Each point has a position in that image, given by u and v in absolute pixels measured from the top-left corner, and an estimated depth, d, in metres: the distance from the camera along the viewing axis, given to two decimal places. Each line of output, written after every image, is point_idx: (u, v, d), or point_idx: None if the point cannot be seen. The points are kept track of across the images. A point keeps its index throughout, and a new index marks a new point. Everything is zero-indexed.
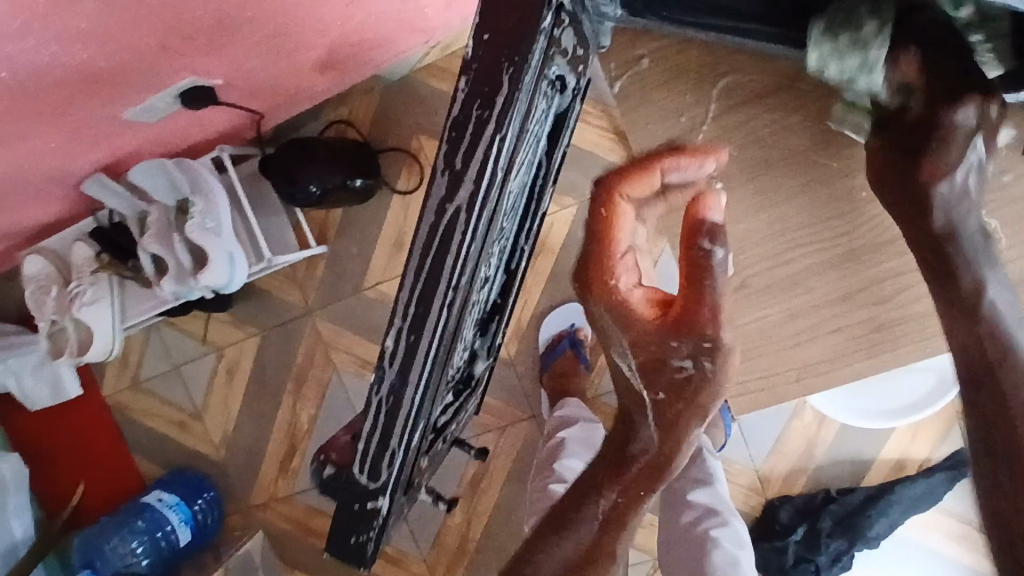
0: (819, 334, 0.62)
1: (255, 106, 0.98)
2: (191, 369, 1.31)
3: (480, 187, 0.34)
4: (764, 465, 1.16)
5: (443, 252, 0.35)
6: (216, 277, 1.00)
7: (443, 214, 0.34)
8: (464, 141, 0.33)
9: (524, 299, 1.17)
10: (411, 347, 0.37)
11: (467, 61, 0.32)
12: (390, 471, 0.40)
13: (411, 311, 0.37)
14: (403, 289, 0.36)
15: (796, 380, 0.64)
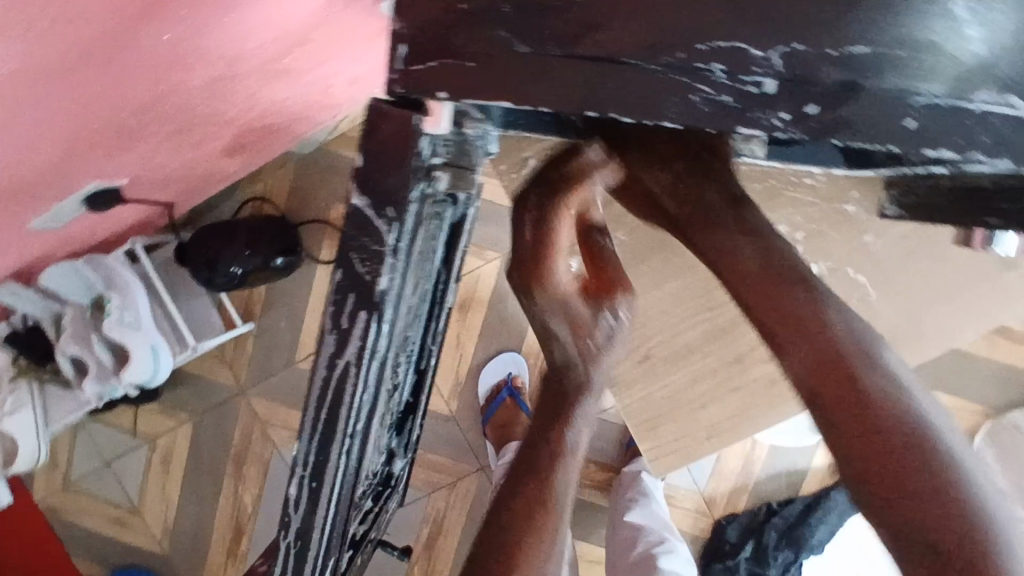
0: (718, 396, 0.66)
1: (165, 195, 0.97)
2: (124, 462, 1.25)
3: (369, 342, 0.28)
4: (708, 486, 1.21)
5: (342, 409, 0.29)
6: (138, 373, 0.98)
7: (334, 372, 0.29)
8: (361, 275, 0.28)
9: (460, 354, 1.19)
10: (315, 500, 0.30)
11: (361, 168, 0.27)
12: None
13: (309, 465, 0.29)
14: (305, 440, 0.29)
15: (705, 441, 0.67)
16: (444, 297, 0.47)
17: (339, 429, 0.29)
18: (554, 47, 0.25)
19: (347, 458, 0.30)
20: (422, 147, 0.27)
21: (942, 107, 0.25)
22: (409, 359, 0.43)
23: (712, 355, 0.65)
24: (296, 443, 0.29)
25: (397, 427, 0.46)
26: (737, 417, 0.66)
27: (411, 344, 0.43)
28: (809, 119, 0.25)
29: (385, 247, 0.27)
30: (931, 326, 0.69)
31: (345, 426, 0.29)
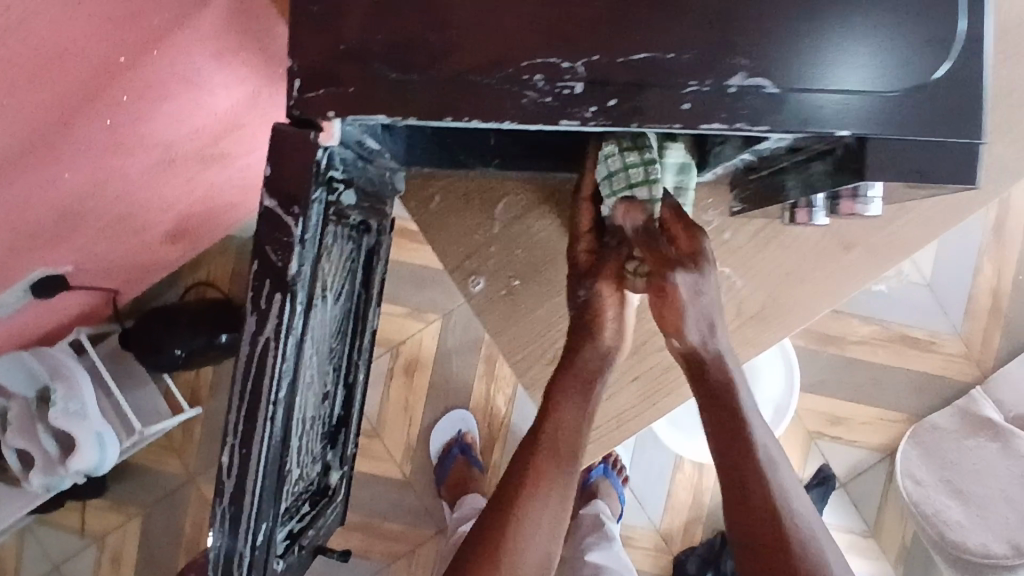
0: (621, 386, 0.69)
1: (109, 283, 1.00)
2: (70, 566, 1.21)
3: (284, 319, 0.34)
4: (663, 522, 1.23)
5: (265, 377, 0.34)
6: (86, 460, 0.98)
7: (256, 345, 0.34)
8: (275, 262, 0.34)
9: (409, 416, 1.22)
10: (246, 462, 0.35)
11: (268, 178, 0.34)
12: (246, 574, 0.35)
13: (240, 429, 0.35)
14: (235, 409, 0.34)
15: (615, 428, 0.70)
16: (367, 319, 0.53)
17: (263, 397, 0.34)
18: (413, 73, 0.33)
19: (272, 425, 0.35)
20: (319, 159, 0.34)
21: (709, 92, 0.33)
22: (337, 370, 0.49)
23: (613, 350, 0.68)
24: (228, 411, 0.34)
25: (329, 438, 0.50)
26: (639, 405, 0.69)
27: (338, 356, 0.49)
28: (609, 109, 0.33)
29: (293, 237, 0.34)
30: (799, 309, 0.66)
31: (267, 393, 0.34)
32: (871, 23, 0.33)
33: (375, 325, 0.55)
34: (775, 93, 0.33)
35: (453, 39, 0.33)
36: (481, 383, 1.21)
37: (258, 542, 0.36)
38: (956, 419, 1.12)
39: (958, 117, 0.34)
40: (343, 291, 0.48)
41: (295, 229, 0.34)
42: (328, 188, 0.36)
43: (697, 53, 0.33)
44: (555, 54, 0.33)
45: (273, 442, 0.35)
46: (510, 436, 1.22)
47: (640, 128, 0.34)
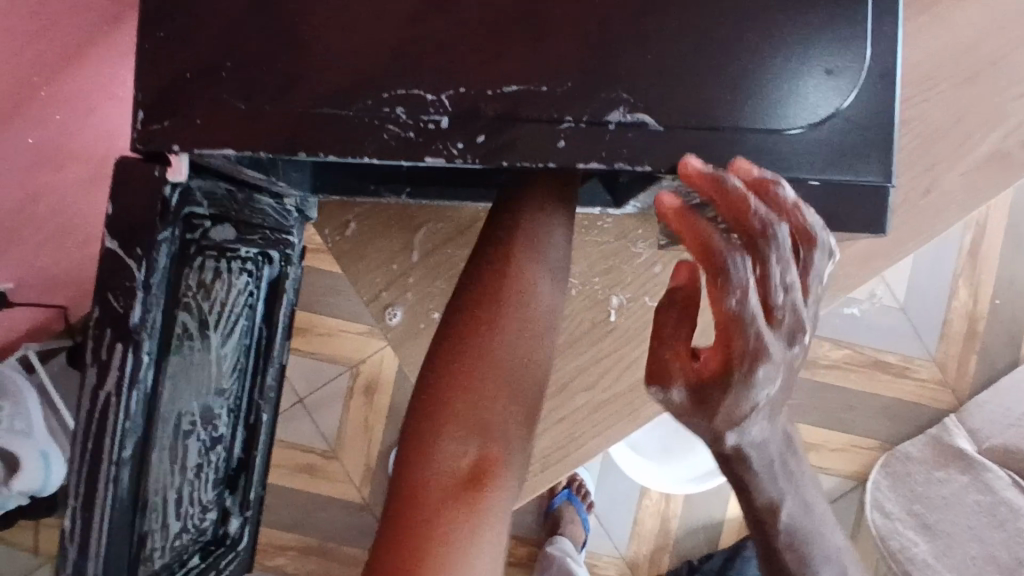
0: None
1: (54, 299, 0.98)
2: None
3: (129, 371, 0.31)
4: (630, 550, 1.19)
5: (106, 437, 0.31)
6: (30, 481, 0.97)
7: (97, 400, 0.31)
8: (116, 307, 0.31)
9: (370, 437, 1.18)
10: (87, 529, 0.32)
11: (109, 216, 0.31)
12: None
13: (81, 492, 0.32)
14: (75, 471, 0.32)
15: None
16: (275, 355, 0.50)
17: (105, 455, 0.32)
18: (265, 105, 0.31)
19: (116, 488, 0.32)
20: (165, 196, 0.31)
21: (587, 128, 0.31)
22: (234, 410, 0.46)
23: None
24: (67, 473, 0.32)
25: (224, 483, 0.47)
26: None
27: (235, 395, 0.46)
28: (478, 145, 0.30)
29: (135, 283, 0.31)
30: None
31: (109, 452, 0.32)
32: (809, 71, 0.31)
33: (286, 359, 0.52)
34: (658, 130, 0.31)
35: (311, 71, 0.30)
36: None
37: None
38: (927, 449, 1.09)
39: (858, 155, 0.32)
40: (237, 329, 0.45)
41: (138, 273, 0.31)
42: (186, 225, 0.34)
43: (574, 84, 0.30)
44: (420, 86, 0.30)
45: (119, 504, 0.32)
46: None
47: (513, 167, 0.31)
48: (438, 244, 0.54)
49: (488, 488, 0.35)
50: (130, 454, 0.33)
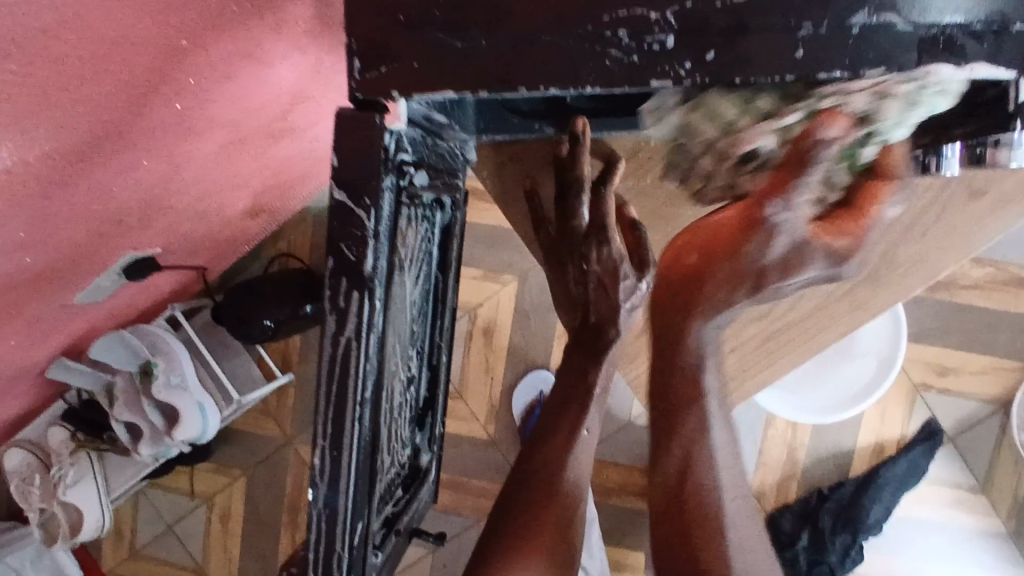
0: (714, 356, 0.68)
1: (196, 261, 1.05)
2: (185, 524, 1.33)
3: (365, 318, 0.33)
4: (756, 479, 1.18)
5: (350, 379, 0.33)
6: (190, 429, 1.04)
7: (337, 347, 0.33)
8: (351, 257, 0.32)
9: (491, 377, 1.22)
10: (338, 467, 0.34)
11: (336, 168, 0.32)
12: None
13: (329, 431, 0.34)
14: (322, 413, 0.34)
15: None
16: (446, 298, 0.51)
17: (348, 400, 0.33)
18: (481, 40, 0.31)
19: (359, 428, 0.34)
20: (385, 144, 0.32)
21: (825, 34, 0.29)
22: (421, 353, 0.48)
23: None
24: (316, 416, 0.33)
25: (416, 422, 0.49)
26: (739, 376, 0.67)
27: (421, 338, 0.48)
28: (707, 63, 0.30)
29: (366, 232, 0.32)
30: (912, 260, 0.63)
31: (353, 396, 0.33)
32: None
33: (453, 302, 0.53)
34: (904, 30, 0.29)
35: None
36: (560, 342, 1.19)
37: (353, 542, 0.36)
38: None
39: None
40: (422, 274, 0.46)
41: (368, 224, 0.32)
42: (399, 173, 0.34)
43: None
44: (644, 4, 0.29)
45: (364, 442, 0.34)
46: None
47: (745, 81, 0.30)
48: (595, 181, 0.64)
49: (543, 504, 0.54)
50: (369, 396, 0.34)
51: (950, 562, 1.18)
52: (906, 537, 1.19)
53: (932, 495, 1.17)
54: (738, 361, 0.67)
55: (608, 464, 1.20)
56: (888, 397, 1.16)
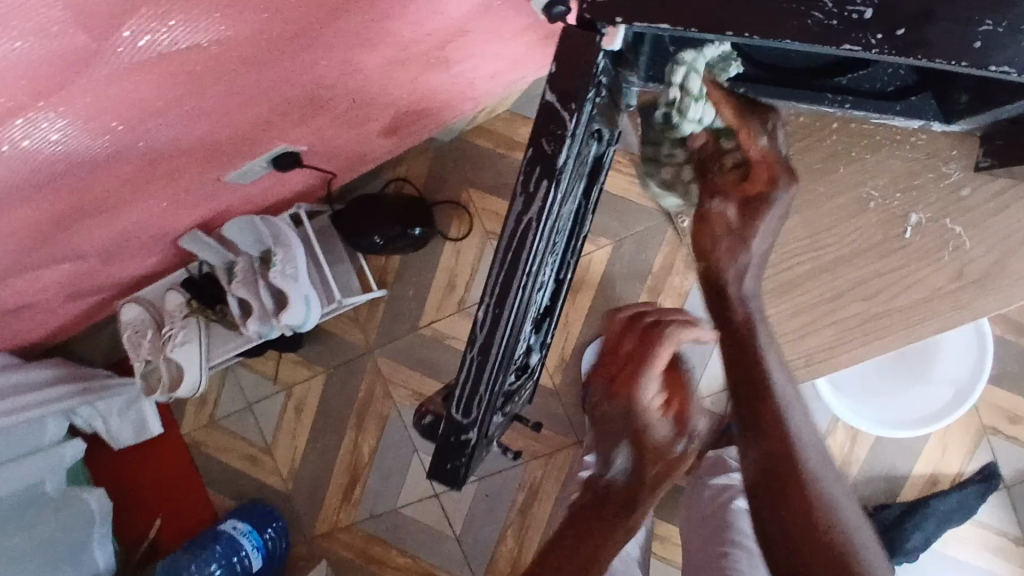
0: (816, 327, 0.69)
1: (329, 167, 1.14)
2: (262, 406, 1.46)
3: (545, 202, 0.40)
4: None
5: (523, 252, 0.40)
6: (295, 316, 1.14)
7: (519, 223, 0.40)
8: (548, 151, 0.39)
9: (567, 331, 1.28)
10: (495, 321, 0.42)
11: (552, 74, 0.38)
12: (482, 411, 0.44)
13: (495, 290, 0.41)
14: (494, 276, 0.41)
15: (796, 367, 0.71)
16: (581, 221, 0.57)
17: (517, 268, 0.41)
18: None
19: (521, 293, 0.41)
20: (596, 62, 0.38)
21: (1002, 32, 0.34)
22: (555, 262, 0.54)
23: (812, 291, 0.68)
24: (490, 277, 0.41)
25: (538, 321, 0.56)
26: (832, 349, 0.69)
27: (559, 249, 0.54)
28: (896, 38, 0.34)
29: (565, 131, 0.38)
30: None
31: (522, 266, 0.41)
32: None
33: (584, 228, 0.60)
34: None
35: None
36: None
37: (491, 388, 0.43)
38: None
39: None
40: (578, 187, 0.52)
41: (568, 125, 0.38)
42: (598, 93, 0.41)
43: None
44: None
45: (520, 306, 0.42)
46: None
47: (925, 61, 0.35)
48: None
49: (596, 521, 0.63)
50: (530, 270, 0.42)
51: None
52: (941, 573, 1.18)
53: (973, 535, 1.17)
54: (835, 335, 0.69)
55: None
56: (954, 432, 1.16)
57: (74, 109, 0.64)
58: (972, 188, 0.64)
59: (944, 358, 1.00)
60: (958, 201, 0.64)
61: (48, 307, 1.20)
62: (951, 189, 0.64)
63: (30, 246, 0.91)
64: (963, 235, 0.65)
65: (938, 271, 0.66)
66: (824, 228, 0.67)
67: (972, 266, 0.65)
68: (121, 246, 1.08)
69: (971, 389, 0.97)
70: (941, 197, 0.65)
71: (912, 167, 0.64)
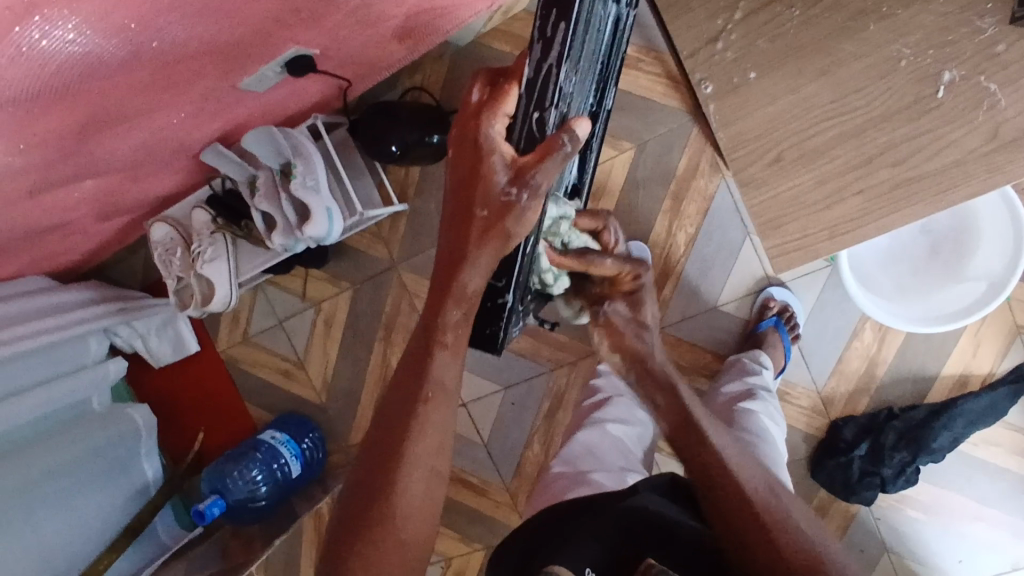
0: (839, 195, 0.84)
1: (344, 75, 1.13)
2: (293, 322, 1.50)
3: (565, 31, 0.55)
4: (827, 386, 1.21)
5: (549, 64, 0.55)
6: (318, 228, 1.15)
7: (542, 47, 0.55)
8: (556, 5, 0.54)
9: None
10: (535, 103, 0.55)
11: None
12: (527, 134, 0.56)
13: (528, 80, 0.56)
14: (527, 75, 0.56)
15: (826, 238, 0.87)
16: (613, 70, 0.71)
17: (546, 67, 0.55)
18: None
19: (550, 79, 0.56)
20: None
21: None
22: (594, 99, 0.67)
23: (838, 159, 0.82)
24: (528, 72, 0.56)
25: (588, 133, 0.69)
26: (857, 217, 0.84)
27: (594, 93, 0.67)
28: None
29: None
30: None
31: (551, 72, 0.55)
32: None
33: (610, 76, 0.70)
34: None
35: None
36: (664, 219, 1.22)
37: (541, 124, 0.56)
38: None
39: None
40: (605, 26, 0.62)
41: None
42: None
43: None
44: None
45: (552, 92, 0.56)
46: (684, 273, 1.23)
47: None
48: (760, 8, 0.80)
49: (427, 394, 0.64)
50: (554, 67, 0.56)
51: (1007, 511, 1.17)
52: (971, 473, 1.17)
53: (1002, 435, 1.16)
54: (860, 203, 0.83)
55: (683, 343, 1.25)
56: (986, 332, 1.14)
57: (87, 5, 0.63)
58: (1006, 44, 0.69)
59: (981, 253, 0.96)
60: (991, 56, 0.70)
61: (81, 227, 1.23)
62: (984, 43, 0.70)
63: (58, 157, 0.93)
64: (996, 92, 0.72)
65: (976, 125, 0.73)
66: (821, 108, 0.80)
67: (1004, 126, 0.72)
68: (144, 160, 1.09)
69: (1003, 281, 0.92)
70: (974, 51, 0.71)
71: (945, 23, 0.71)
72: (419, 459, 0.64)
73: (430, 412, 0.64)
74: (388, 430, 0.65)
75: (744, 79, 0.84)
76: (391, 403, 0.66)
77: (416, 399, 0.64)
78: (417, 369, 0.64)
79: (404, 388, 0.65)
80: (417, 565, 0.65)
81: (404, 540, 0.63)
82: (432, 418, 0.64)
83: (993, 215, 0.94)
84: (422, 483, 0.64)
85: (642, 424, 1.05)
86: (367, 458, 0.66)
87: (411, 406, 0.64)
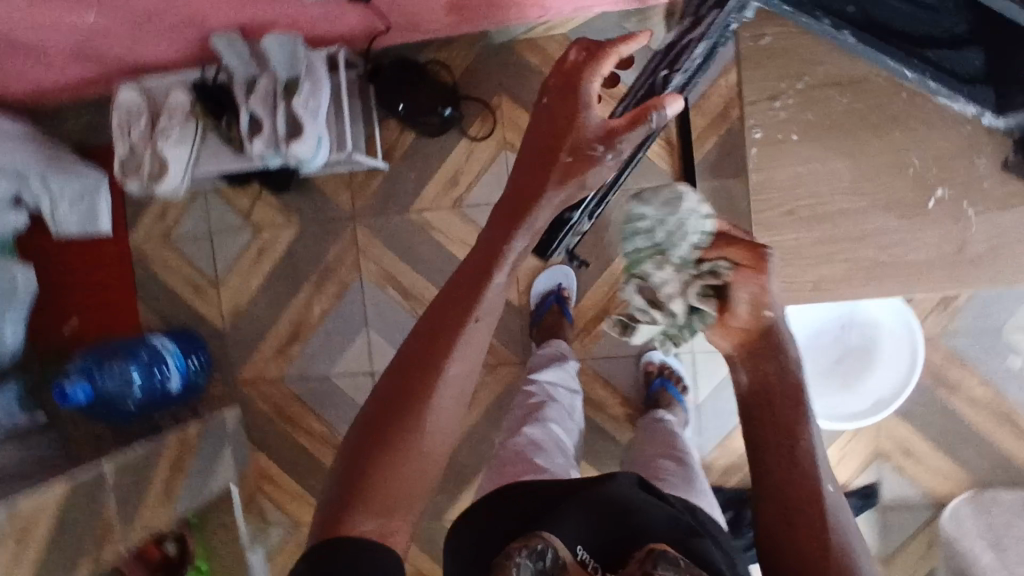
0: (830, 261, 0.82)
1: (383, 20, 1.14)
2: (224, 238, 1.43)
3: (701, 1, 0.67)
4: (710, 454, 1.31)
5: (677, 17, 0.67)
6: (304, 150, 1.14)
7: None
8: None
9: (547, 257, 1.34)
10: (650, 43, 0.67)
11: None
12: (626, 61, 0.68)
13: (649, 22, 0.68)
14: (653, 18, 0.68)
15: (808, 289, 0.83)
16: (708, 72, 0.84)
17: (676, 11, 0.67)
18: None
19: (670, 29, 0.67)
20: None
21: None
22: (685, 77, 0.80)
23: (835, 229, 0.81)
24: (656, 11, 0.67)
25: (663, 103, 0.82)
26: (841, 278, 0.82)
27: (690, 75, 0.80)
28: None
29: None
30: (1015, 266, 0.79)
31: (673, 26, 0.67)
32: None
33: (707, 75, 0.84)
34: None
35: None
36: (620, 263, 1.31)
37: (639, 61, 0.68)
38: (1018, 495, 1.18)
39: None
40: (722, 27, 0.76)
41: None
42: None
43: None
44: None
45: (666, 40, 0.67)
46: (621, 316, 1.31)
47: None
48: (823, 83, 0.81)
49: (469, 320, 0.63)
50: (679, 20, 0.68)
51: None
52: None
53: None
54: (840, 272, 0.82)
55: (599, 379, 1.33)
56: (851, 447, 1.29)
57: None
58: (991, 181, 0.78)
59: (879, 372, 1.12)
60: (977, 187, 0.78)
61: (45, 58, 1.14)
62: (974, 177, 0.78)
63: None
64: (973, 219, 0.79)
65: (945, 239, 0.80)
66: (841, 181, 0.81)
67: (973, 243, 0.79)
68: (154, 17, 1.04)
69: (889, 402, 1.11)
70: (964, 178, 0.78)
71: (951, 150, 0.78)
72: (453, 382, 0.63)
73: (474, 330, 0.63)
74: (418, 354, 0.64)
75: (788, 138, 0.81)
76: (433, 312, 0.65)
77: (459, 318, 0.63)
78: (471, 287, 0.64)
79: (450, 305, 0.64)
80: (429, 486, 0.64)
81: (427, 454, 0.62)
82: (472, 348, 0.64)
83: (898, 335, 1.11)
84: (452, 402, 0.63)
85: (571, 429, 1.08)
86: (398, 365, 0.64)
87: (453, 324, 0.63)
